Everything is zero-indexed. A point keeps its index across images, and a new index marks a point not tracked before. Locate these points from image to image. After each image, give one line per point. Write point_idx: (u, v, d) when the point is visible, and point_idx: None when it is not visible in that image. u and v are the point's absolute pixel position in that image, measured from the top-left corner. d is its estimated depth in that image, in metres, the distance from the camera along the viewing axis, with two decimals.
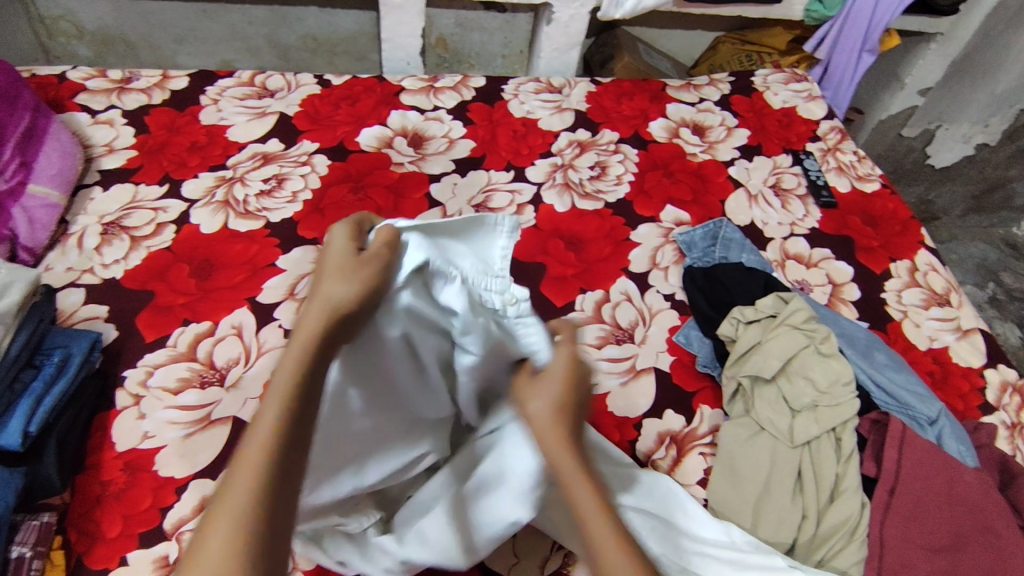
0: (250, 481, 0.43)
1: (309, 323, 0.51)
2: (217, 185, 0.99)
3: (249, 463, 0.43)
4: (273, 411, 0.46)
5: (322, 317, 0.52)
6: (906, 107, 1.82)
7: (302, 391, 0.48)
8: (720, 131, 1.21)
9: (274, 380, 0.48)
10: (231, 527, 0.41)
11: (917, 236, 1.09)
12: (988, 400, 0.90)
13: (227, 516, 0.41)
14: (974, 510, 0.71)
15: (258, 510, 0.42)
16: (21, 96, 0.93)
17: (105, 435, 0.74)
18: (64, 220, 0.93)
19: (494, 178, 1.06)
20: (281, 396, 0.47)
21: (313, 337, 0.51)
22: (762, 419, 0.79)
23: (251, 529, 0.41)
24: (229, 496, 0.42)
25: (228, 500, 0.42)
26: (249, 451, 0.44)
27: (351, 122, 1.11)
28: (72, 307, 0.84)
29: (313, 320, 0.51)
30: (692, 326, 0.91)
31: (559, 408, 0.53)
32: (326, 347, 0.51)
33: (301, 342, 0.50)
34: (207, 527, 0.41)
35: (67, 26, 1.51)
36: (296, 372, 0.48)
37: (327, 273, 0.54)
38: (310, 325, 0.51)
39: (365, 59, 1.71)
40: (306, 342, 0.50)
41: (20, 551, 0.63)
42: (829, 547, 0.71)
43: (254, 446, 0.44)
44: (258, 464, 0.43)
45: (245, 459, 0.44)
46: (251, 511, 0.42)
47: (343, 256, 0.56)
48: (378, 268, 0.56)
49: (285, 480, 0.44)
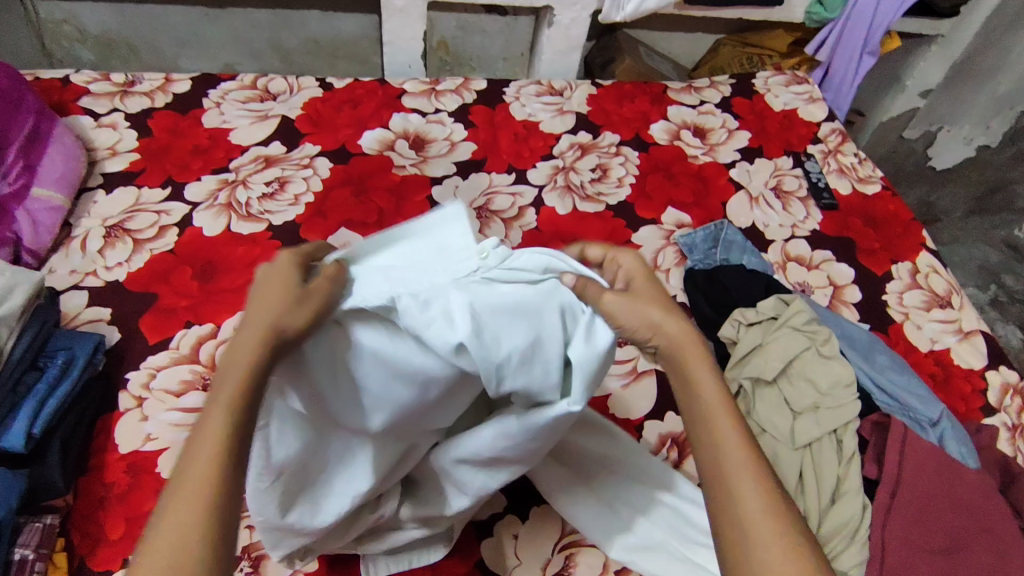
0: (197, 492, 0.42)
1: (244, 347, 0.47)
2: (219, 188, 1.00)
3: (188, 489, 0.42)
4: (219, 418, 0.45)
5: (259, 340, 0.47)
6: (907, 109, 1.82)
7: (237, 419, 0.45)
8: (722, 133, 1.21)
9: (214, 393, 0.46)
10: (177, 542, 0.41)
11: (918, 237, 1.09)
12: (990, 402, 0.90)
13: (170, 528, 0.41)
14: (975, 511, 0.71)
15: (206, 523, 0.41)
16: (25, 100, 0.94)
17: (108, 437, 0.74)
18: (67, 223, 0.94)
19: (495, 181, 1.06)
20: (227, 403, 0.45)
21: (246, 365, 0.46)
22: (762, 420, 0.79)
23: (203, 532, 0.41)
24: (171, 509, 0.42)
25: (172, 513, 0.42)
26: (196, 463, 0.43)
27: (353, 125, 1.12)
28: (75, 310, 0.84)
29: (246, 346, 0.47)
30: (692, 328, 0.92)
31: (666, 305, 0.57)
32: (263, 370, 0.47)
33: (240, 360, 0.47)
34: (145, 550, 0.41)
35: (70, 30, 1.52)
36: (239, 391, 0.46)
37: (268, 297, 0.50)
38: (243, 352, 0.47)
39: (367, 62, 1.71)
40: (246, 358, 0.47)
41: (23, 553, 0.63)
42: (829, 549, 0.71)
43: (199, 457, 0.43)
44: (199, 490, 0.42)
45: (191, 470, 0.43)
46: (198, 524, 0.41)
47: (284, 287, 0.51)
48: (317, 299, 0.51)
49: (233, 492, 0.44)
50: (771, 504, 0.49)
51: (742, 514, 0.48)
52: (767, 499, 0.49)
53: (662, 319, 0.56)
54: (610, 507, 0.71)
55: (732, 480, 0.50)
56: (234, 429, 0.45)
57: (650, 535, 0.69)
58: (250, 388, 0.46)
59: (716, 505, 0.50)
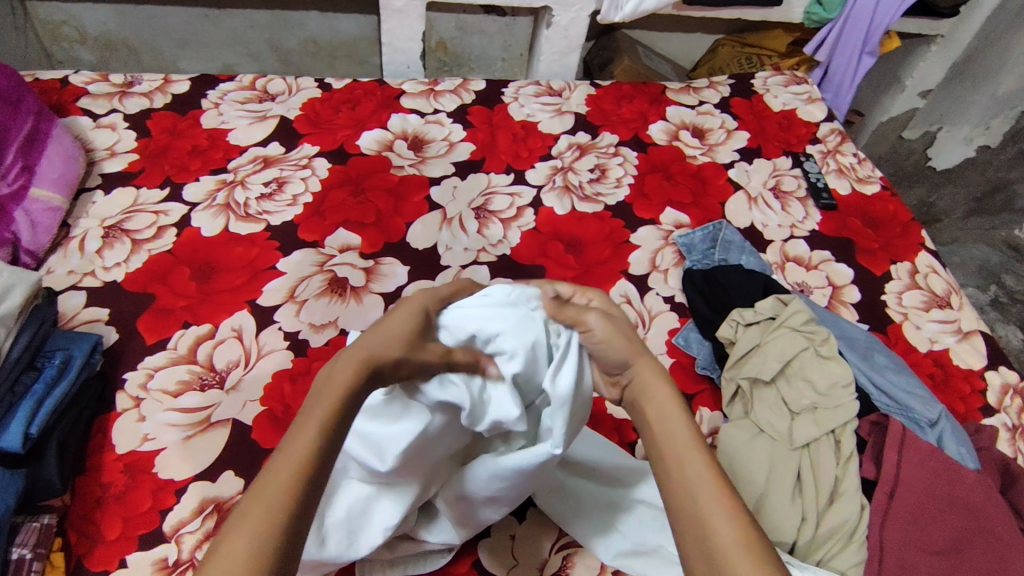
0: (285, 484, 0.45)
1: (344, 375, 0.53)
2: (217, 188, 1.00)
3: (279, 478, 0.45)
4: (312, 431, 0.48)
5: (358, 371, 0.54)
6: (906, 109, 1.85)
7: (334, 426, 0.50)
8: (720, 133, 1.21)
9: (312, 409, 0.51)
10: (256, 537, 0.42)
11: (918, 238, 1.09)
12: (990, 403, 0.90)
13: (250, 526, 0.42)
14: (974, 512, 0.71)
15: (284, 524, 0.43)
16: (24, 101, 0.94)
17: (105, 437, 0.74)
18: (65, 223, 0.94)
19: (494, 181, 1.06)
20: (322, 419, 0.49)
21: (344, 384, 0.53)
22: (761, 421, 0.79)
23: (279, 521, 0.43)
24: (254, 507, 0.43)
25: (253, 511, 0.43)
26: (285, 468, 0.46)
27: (351, 125, 1.12)
28: (73, 310, 0.84)
29: (347, 369, 0.54)
30: (691, 328, 0.92)
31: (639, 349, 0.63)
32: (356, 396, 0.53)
33: (337, 385, 0.52)
34: (230, 531, 0.42)
35: (69, 31, 1.52)
36: (330, 411, 0.50)
37: (377, 336, 0.58)
38: (342, 377, 0.53)
39: (366, 63, 1.71)
40: (341, 384, 0.53)
41: (20, 553, 0.63)
42: (827, 549, 0.71)
43: (289, 463, 0.46)
44: (288, 478, 0.45)
45: (278, 473, 0.46)
46: (277, 522, 0.43)
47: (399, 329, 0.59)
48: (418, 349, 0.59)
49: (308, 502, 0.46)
50: (738, 522, 0.49)
51: (709, 530, 0.49)
52: (733, 517, 0.49)
53: (631, 359, 0.62)
54: (608, 507, 0.71)
55: (698, 498, 0.51)
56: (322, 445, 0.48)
57: (646, 540, 0.68)
58: (344, 411, 0.51)
59: (682, 526, 0.51)
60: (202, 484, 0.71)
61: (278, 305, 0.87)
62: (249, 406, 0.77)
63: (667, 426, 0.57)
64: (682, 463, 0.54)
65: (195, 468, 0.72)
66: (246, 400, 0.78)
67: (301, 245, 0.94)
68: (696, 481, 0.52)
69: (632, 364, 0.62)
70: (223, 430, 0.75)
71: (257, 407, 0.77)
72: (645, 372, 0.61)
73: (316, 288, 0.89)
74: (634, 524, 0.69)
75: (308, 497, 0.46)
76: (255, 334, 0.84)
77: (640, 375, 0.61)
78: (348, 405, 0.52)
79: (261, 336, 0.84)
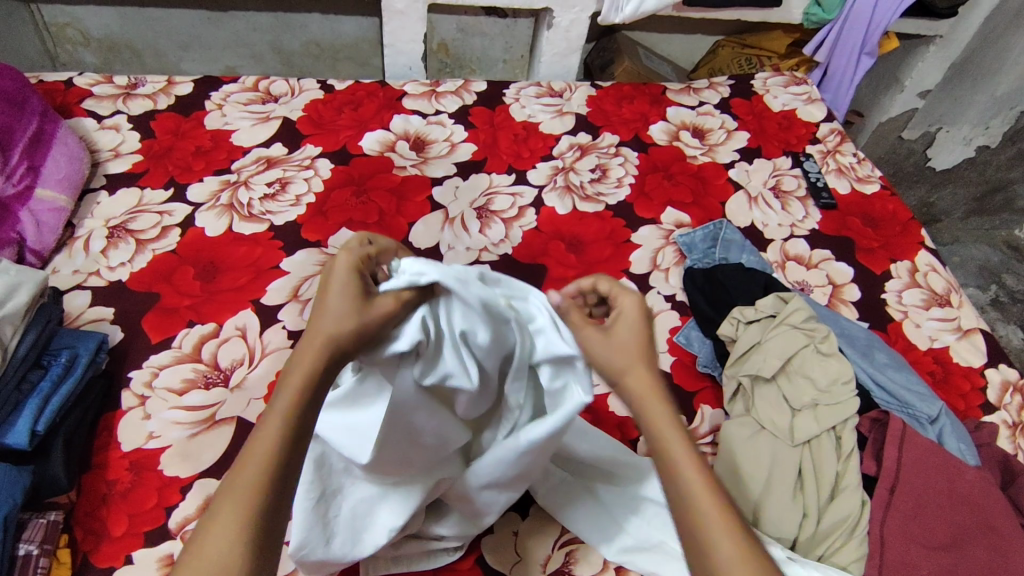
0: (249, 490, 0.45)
1: (306, 360, 0.51)
2: (221, 189, 1.00)
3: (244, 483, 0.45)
4: (277, 422, 0.48)
5: (321, 353, 0.52)
6: (906, 109, 1.84)
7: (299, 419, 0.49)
8: (720, 134, 1.22)
9: (274, 400, 0.49)
10: (226, 537, 0.43)
11: (918, 237, 1.09)
12: (989, 400, 0.90)
13: (219, 524, 0.44)
14: (974, 508, 0.71)
15: (255, 521, 0.44)
16: (29, 102, 0.95)
17: (111, 435, 0.74)
18: (70, 223, 0.94)
19: (495, 182, 1.07)
20: (286, 409, 0.48)
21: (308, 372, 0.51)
22: (762, 418, 0.79)
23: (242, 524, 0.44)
24: (223, 507, 0.44)
25: (222, 512, 0.44)
26: (250, 466, 0.46)
27: (354, 126, 1.12)
28: (78, 309, 0.85)
29: (312, 355, 0.51)
30: (692, 326, 0.92)
31: (636, 357, 0.57)
32: (321, 383, 0.51)
33: (299, 372, 0.50)
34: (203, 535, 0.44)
35: (74, 33, 1.53)
36: (294, 401, 0.49)
37: (326, 304, 0.54)
38: (305, 366, 0.51)
39: (368, 65, 1.72)
40: (305, 371, 0.51)
41: (27, 549, 0.63)
42: (830, 543, 0.71)
43: (253, 458, 0.46)
44: (251, 485, 0.45)
45: (245, 471, 0.46)
46: (245, 521, 0.44)
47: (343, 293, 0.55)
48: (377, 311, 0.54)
49: (279, 496, 0.46)
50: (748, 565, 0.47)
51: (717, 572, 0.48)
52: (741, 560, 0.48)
53: (627, 370, 0.57)
54: (610, 505, 0.71)
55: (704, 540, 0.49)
56: (288, 436, 0.48)
57: (649, 536, 0.69)
58: (307, 398, 0.50)
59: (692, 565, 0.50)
60: (207, 482, 0.71)
61: (282, 304, 0.87)
62: (254, 404, 0.78)
63: (667, 450, 0.53)
64: (687, 500, 0.51)
65: (200, 466, 0.73)
66: (250, 398, 0.78)
67: (304, 245, 0.95)
68: (702, 521, 0.50)
69: (623, 373, 0.57)
70: (228, 428, 0.76)
71: (261, 405, 0.78)
72: (642, 385, 0.56)
73: (319, 287, 0.90)
74: (636, 520, 0.70)
75: (278, 492, 0.46)
76: (259, 332, 0.84)
77: (636, 388, 0.56)
78: (313, 393, 0.50)
79: (265, 335, 0.84)
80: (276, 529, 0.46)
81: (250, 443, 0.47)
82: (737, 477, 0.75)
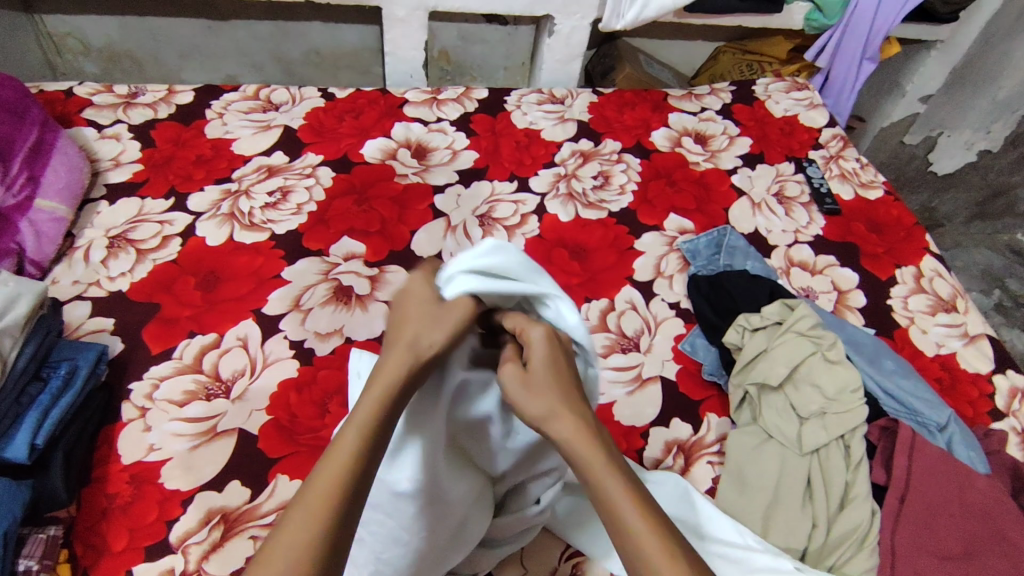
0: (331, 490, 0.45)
1: (391, 364, 0.51)
2: (222, 198, 1.00)
3: (326, 486, 0.45)
4: (353, 439, 0.47)
5: (404, 361, 0.52)
6: (907, 115, 1.84)
7: (380, 431, 0.49)
8: (723, 140, 1.21)
9: (355, 412, 0.49)
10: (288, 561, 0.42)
11: (922, 242, 1.09)
12: (998, 407, 0.89)
13: (291, 548, 0.42)
14: (985, 517, 0.70)
15: (324, 547, 0.43)
16: (29, 112, 0.94)
17: (111, 448, 0.73)
18: (71, 233, 0.94)
19: (498, 189, 1.06)
20: (358, 431, 0.48)
21: (394, 379, 0.51)
22: (770, 427, 0.79)
23: (324, 522, 0.44)
24: (292, 526, 0.43)
25: (291, 527, 0.43)
26: (334, 462, 0.46)
27: (355, 135, 1.12)
28: (78, 320, 0.84)
29: (397, 360, 0.52)
30: (697, 334, 0.91)
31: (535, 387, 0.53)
32: (399, 395, 0.51)
33: (379, 389, 0.50)
34: (284, 527, 0.43)
35: (74, 43, 1.53)
36: (374, 417, 0.49)
37: (410, 312, 0.55)
38: (392, 366, 0.51)
39: (368, 72, 1.74)
40: (389, 377, 0.51)
41: (26, 565, 0.62)
42: (840, 554, 0.70)
43: (321, 490, 0.45)
44: (331, 486, 0.45)
45: (326, 470, 0.46)
46: (318, 545, 0.43)
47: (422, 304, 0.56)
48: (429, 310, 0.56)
49: (352, 508, 0.45)
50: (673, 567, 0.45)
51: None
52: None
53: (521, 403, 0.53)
54: None
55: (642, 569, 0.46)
56: (365, 453, 0.47)
57: None
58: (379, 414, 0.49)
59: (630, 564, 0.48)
60: (208, 496, 0.71)
61: (284, 314, 0.87)
62: (256, 415, 0.77)
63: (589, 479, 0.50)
64: (633, 542, 0.47)
65: (201, 479, 0.72)
66: (253, 409, 0.78)
67: (306, 254, 0.94)
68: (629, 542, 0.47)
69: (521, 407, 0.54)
70: (230, 440, 0.75)
71: (263, 416, 0.77)
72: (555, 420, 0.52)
73: (321, 296, 0.89)
74: None
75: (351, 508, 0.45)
76: (261, 343, 0.84)
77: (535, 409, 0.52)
78: (387, 417, 0.50)
79: (266, 345, 0.83)
80: (345, 540, 0.45)
81: (319, 471, 0.46)
82: (745, 487, 0.75)
